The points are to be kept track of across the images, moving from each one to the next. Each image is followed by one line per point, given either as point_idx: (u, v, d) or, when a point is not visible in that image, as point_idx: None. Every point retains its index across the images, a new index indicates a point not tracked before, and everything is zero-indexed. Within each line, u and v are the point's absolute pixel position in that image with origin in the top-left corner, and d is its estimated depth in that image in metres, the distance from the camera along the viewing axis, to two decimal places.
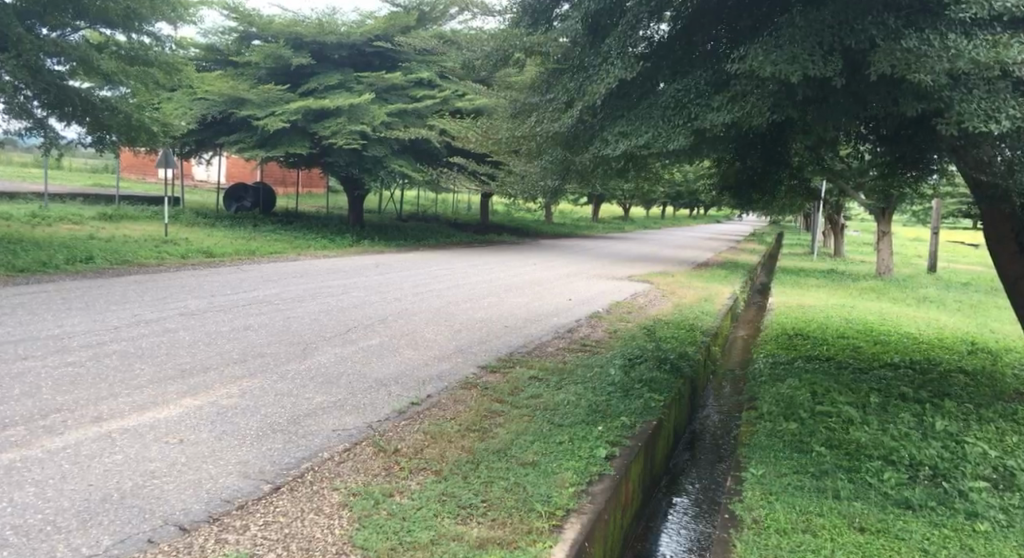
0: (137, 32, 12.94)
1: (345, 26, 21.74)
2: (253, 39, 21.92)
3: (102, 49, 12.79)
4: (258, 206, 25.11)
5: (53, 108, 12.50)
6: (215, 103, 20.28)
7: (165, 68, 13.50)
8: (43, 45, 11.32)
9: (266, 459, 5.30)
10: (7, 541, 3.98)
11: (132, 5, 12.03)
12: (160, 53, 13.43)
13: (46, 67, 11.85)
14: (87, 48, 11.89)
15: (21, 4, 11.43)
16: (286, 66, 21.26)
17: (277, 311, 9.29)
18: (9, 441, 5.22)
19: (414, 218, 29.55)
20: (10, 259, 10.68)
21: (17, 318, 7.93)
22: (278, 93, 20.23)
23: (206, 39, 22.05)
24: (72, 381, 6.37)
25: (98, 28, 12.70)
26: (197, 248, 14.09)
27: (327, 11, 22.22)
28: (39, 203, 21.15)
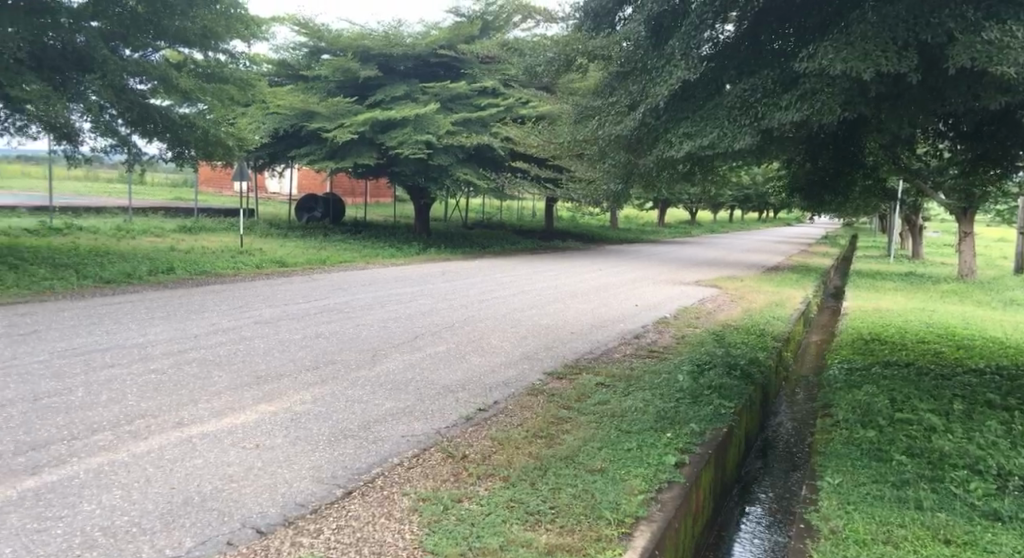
0: (213, 50, 13.32)
1: (410, 37, 22.07)
2: (322, 53, 22.61)
3: (181, 67, 13.22)
4: (327, 217, 25.74)
5: (136, 125, 13.01)
6: (286, 117, 20.91)
7: (239, 84, 13.84)
8: (126, 67, 11.72)
9: (339, 464, 5.41)
10: (97, 542, 4.16)
11: (207, 24, 12.39)
12: (234, 70, 13.85)
13: (129, 87, 12.27)
14: (166, 68, 12.34)
15: (104, 26, 11.78)
16: (353, 78, 21.71)
17: (347, 318, 9.50)
18: (98, 446, 5.48)
19: (480, 225, 29.85)
20: (99, 271, 11.19)
21: (102, 326, 8.28)
22: (346, 105, 20.72)
23: (277, 54, 22.72)
24: (155, 387, 6.64)
25: (176, 48, 13.10)
26: (271, 258, 14.50)
27: (393, 23, 22.62)
28: (124, 217, 22.27)
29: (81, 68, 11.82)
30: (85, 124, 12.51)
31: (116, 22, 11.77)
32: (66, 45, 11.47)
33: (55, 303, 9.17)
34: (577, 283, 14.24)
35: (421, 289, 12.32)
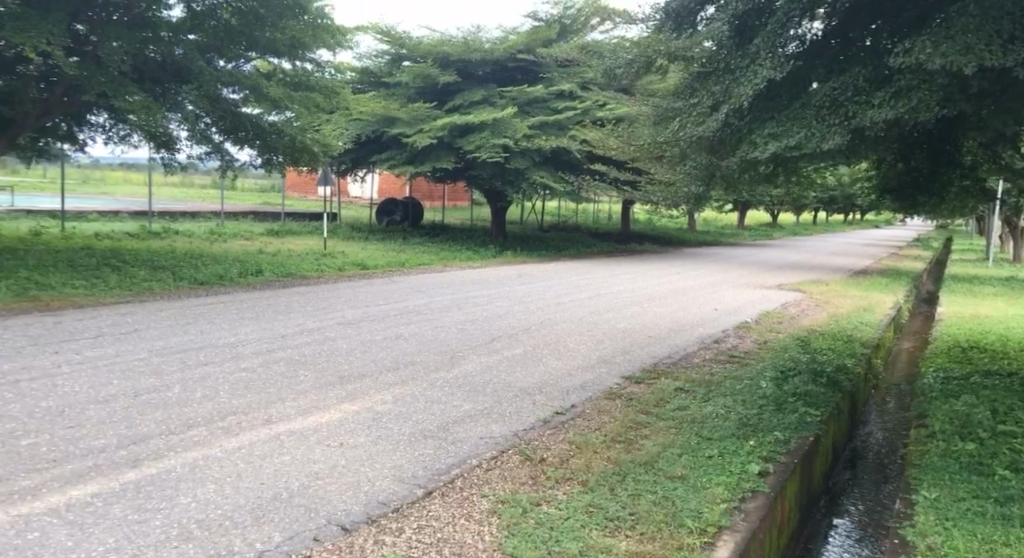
0: (301, 60, 13.75)
1: (489, 42, 22.39)
2: (404, 60, 22.98)
3: (271, 77, 13.74)
4: (407, 220, 26.19)
5: (229, 133, 13.65)
6: (368, 123, 21.44)
7: (325, 92, 14.25)
8: (219, 77, 12.15)
9: (419, 464, 5.49)
10: (193, 534, 4.33)
11: (295, 35, 12.75)
12: (320, 79, 14.23)
13: (222, 97, 12.71)
14: (257, 78, 12.76)
15: (201, 38, 12.26)
16: (432, 84, 22.04)
17: (426, 320, 9.64)
18: (192, 441, 5.72)
19: (557, 228, 29.91)
20: (194, 273, 11.72)
21: (197, 326, 8.64)
22: (426, 111, 21.08)
23: (360, 62, 23.28)
24: (246, 385, 6.88)
25: (268, 58, 13.59)
26: (353, 261, 14.87)
27: (472, 29, 22.90)
28: (216, 221, 23.25)
29: (178, 79, 12.21)
30: (181, 132, 13.09)
31: (211, 34, 12.27)
32: (164, 55, 11.88)
33: (154, 303, 9.61)
34: (655, 287, 14.08)
35: (497, 291, 12.40)
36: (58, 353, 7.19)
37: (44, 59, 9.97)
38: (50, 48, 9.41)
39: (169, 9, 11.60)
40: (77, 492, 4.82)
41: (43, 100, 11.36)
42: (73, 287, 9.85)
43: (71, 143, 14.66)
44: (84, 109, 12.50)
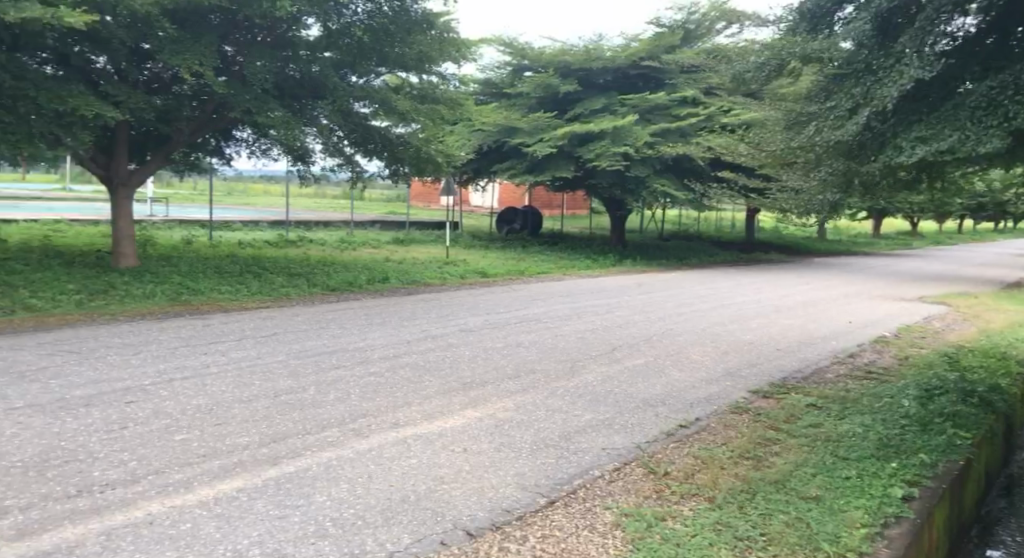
0: (426, 74, 13.67)
1: (611, 50, 22.32)
2: (525, 71, 23.23)
3: (398, 91, 13.73)
4: (526, 229, 26.50)
5: (359, 145, 14.35)
6: (490, 134, 21.95)
7: (450, 105, 14.14)
8: (351, 92, 12.48)
9: (541, 473, 5.48)
10: (328, 532, 4.47)
11: (423, 49, 12.92)
12: (445, 91, 14.21)
13: (354, 110, 13.11)
14: (387, 92, 12.99)
15: (336, 56, 12.49)
16: (554, 93, 22.20)
17: (546, 328, 9.67)
18: (326, 441, 5.95)
19: (679, 237, 29.49)
20: (326, 279, 12.27)
21: (329, 330, 9.01)
22: (547, 120, 21.31)
23: (483, 75, 23.75)
24: (375, 389, 7.09)
25: (397, 73, 13.65)
26: (475, 269, 15.15)
27: (594, 38, 23.03)
28: (345, 231, 24.35)
29: (314, 94, 12.72)
30: (316, 145, 13.83)
31: (345, 51, 12.47)
32: (302, 73, 12.31)
33: (291, 308, 10.10)
34: (783, 298, 13.55)
35: (616, 300, 12.30)
36: (207, 354, 7.66)
37: (194, 79, 10.72)
38: (201, 68, 10.10)
39: (307, 28, 11.88)
40: (223, 486, 5.09)
41: (197, 116, 12.04)
42: (219, 292, 10.51)
43: (218, 158, 15.68)
44: (228, 125, 13.32)
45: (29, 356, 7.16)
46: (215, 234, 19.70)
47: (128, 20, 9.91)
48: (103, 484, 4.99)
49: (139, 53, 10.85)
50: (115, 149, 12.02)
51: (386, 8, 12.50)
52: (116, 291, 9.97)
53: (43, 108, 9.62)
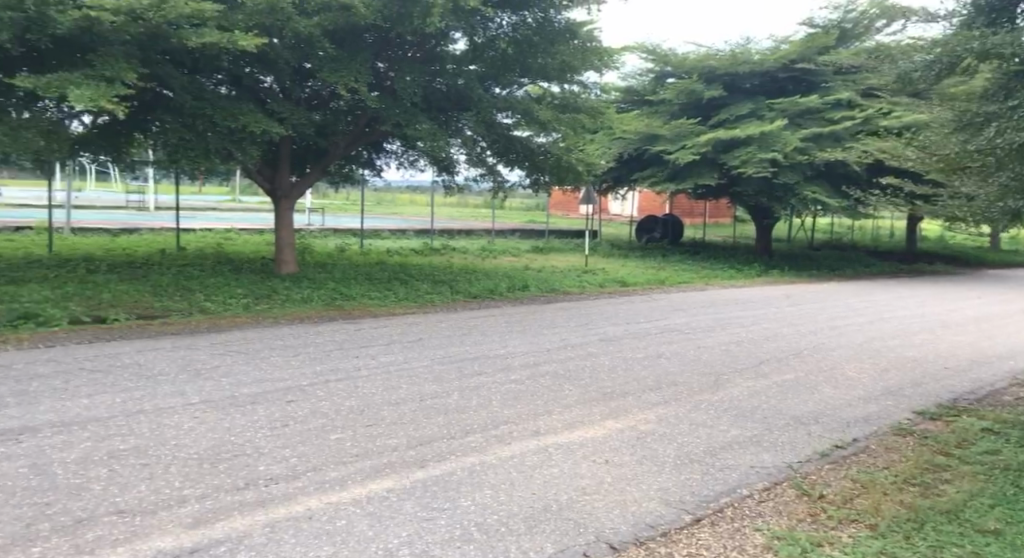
0: (568, 83, 13.60)
1: (759, 53, 21.93)
2: (669, 77, 23.33)
3: (541, 101, 13.73)
4: (666, 238, 26.28)
5: (500, 155, 14.57)
6: (631, 142, 22.12)
7: (591, 113, 13.97)
8: (495, 104, 12.69)
9: (686, 489, 5.32)
10: (474, 536, 4.48)
11: (565, 59, 12.80)
12: (587, 99, 13.99)
13: (497, 121, 13.27)
14: (530, 103, 13.12)
15: (481, 68, 12.77)
16: (697, 99, 22.03)
17: (688, 340, 9.45)
18: (470, 446, 6.06)
19: (831, 247, 28.18)
20: (468, 286, 12.60)
21: (471, 337, 9.19)
22: (690, 127, 21.20)
23: (624, 83, 23.74)
24: (516, 396, 7.16)
25: (539, 83, 13.58)
26: (614, 278, 15.10)
27: (742, 42, 22.74)
28: (485, 239, 24.96)
29: (459, 106, 13.10)
30: (460, 156, 14.26)
31: (489, 64, 12.69)
32: (448, 86, 12.61)
33: (435, 314, 10.40)
34: (949, 312, 12.58)
35: (762, 312, 11.86)
36: (358, 358, 8.01)
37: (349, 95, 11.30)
38: (357, 84, 10.63)
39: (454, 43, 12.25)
40: (374, 486, 5.26)
41: (352, 130, 12.66)
42: (368, 297, 10.99)
43: (368, 170, 16.45)
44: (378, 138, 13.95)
45: (203, 355, 7.76)
46: (365, 243, 20.74)
47: (293, 42, 10.55)
48: (268, 479, 5.28)
49: (301, 72, 11.50)
50: (278, 163, 12.88)
51: (531, 20, 12.57)
52: (277, 295, 10.66)
53: (217, 126, 10.43)
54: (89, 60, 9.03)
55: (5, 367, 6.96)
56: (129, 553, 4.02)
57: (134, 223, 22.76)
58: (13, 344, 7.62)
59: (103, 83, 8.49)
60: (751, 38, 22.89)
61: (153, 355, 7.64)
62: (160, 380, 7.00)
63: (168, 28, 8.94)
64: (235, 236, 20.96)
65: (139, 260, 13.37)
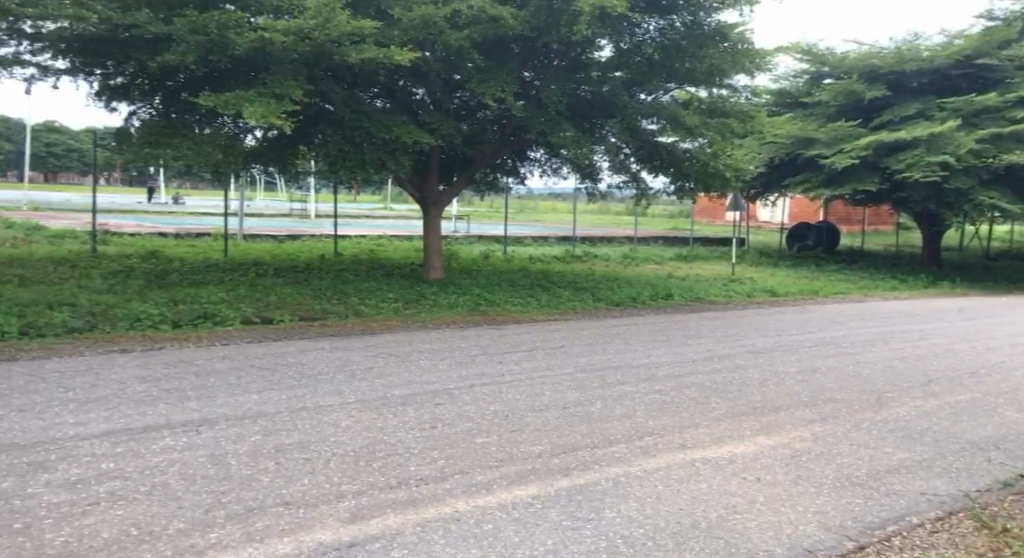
0: (717, 87, 13.47)
1: (928, 50, 21.16)
2: (825, 78, 22.96)
3: (687, 106, 13.64)
4: (821, 246, 25.58)
5: (644, 162, 14.79)
6: (783, 146, 21.71)
7: (740, 117, 13.76)
8: (641, 110, 12.53)
9: (847, 513, 4.95)
10: (622, 550, 4.27)
11: (714, 62, 12.48)
12: (736, 103, 13.83)
13: (642, 127, 13.21)
14: (676, 108, 12.92)
15: (627, 74, 12.47)
16: (857, 100, 21.44)
17: (846, 354, 8.95)
18: (614, 456, 5.97)
19: (1010, 257, 26.04)
20: (611, 294, 12.57)
21: (615, 345, 9.11)
22: (850, 130, 20.58)
23: (777, 84, 23.82)
24: (661, 407, 7.03)
25: (686, 88, 13.45)
26: (762, 288, 14.68)
27: (909, 39, 22.10)
28: (627, 247, 24.84)
29: (605, 113, 12.97)
30: (603, 162, 14.18)
31: (635, 71, 12.43)
32: (593, 93, 12.59)
33: (578, 321, 10.42)
34: None
35: (929, 326, 11.06)
36: (503, 363, 8.14)
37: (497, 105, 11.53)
38: (504, 94, 10.85)
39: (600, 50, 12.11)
40: (519, 492, 5.24)
41: (498, 139, 12.92)
42: (511, 303, 11.18)
43: (513, 178, 16.73)
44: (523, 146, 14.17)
45: (358, 357, 8.14)
46: (508, 249, 21.16)
47: (444, 54, 10.85)
48: (418, 479, 5.40)
49: (451, 84, 11.73)
50: (428, 172, 13.41)
51: (679, 24, 12.32)
52: (425, 301, 11.03)
53: (372, 137, 10.92)
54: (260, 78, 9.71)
55: (187, 362, 7.58)
56: (295, 545, 4.15)
57: (292, 229, 24.38)
58: (194, 341, 8.31)
59: (274, 99, 9.11)
60: (921, 35, 22.15)
61: (314, 355, 8.09)
62: (320, 379, 7.40)
63: (331, 46, 9.44)
64: (385, 241, 21.99)
65: (302, 265, 14.26)
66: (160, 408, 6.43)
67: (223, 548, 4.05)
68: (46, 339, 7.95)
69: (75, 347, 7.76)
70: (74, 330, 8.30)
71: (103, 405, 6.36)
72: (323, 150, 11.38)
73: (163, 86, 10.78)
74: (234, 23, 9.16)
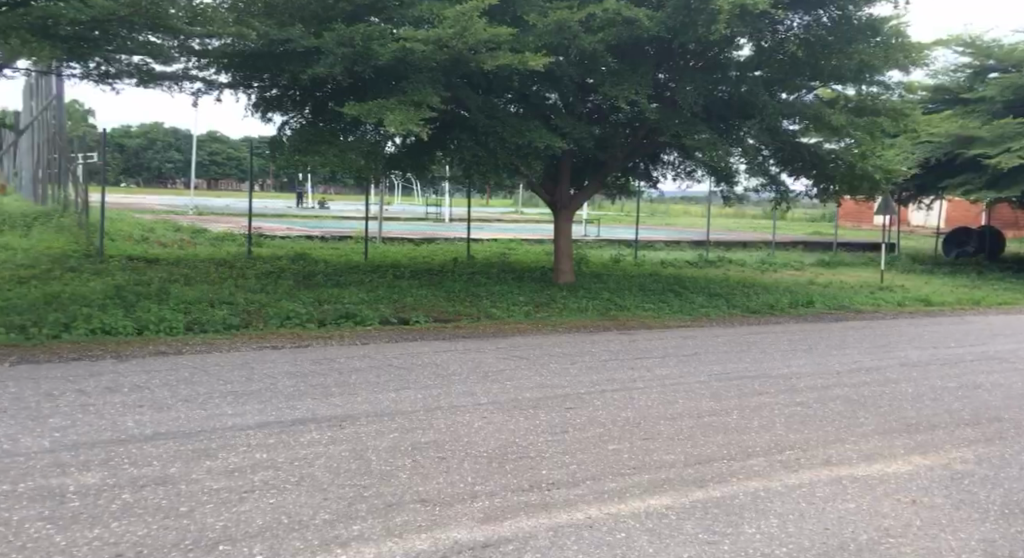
0: (866, 85, 12.93)
1: None
2: (989, 72, 21.51)
3: (833, 104, 13.14)
4: (982, 252, 23.84)
5: (785, 163, 14.48)
6: (938, 145, 20.49)
7: (892, 116, 13.13)
8: (782, 109, 12.13)
9: (1020, 544, 4.45)
10: None
11: (864, 59, 11.79)
12: (888, 101, 13.10)
13: (782, 128, 12.91)
14: (820, 106, 12.44)
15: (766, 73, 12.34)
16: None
17: (1013, 370, 8.23)
18: (753, 470, 5.66)
19: None
20: (746, 301, 12.21)
21: (752, 353, 8.81)
22: (1017, 127, 19.18)
23: (935, 80, 22.40)
24: (803, 420, 6.71)
25: (831, 86, 13.05)
26: (914, 297, 13.86)
27: None
28: (762, 253, 24.04)
29: (743, 114, 12.64)
30: (740, 167, 13.76)
31: (775, 68, 12.27)
32: (731, 93, 12.39)
33: (713, 328, 10.16)
34: None
35: None
36: (634, 369, 8.03)
37: (630, 108, 11.44)
38: (637, 96, 10.80)
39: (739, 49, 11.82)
40: (653, 502, 5.01)
41: (630, 142, 12.91)
42: (643, 309, 11.07)
43: (644, 182, 16.53)
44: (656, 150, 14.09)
45: (491, 358, 8.27)
46: (638, 253, 20.98)
47: (578, 58, 10.95)
48: (551, 483, 5.31)
49: (585, 88, 11.79)
50: (560, 177, 13.54)
51: (826, 20, 11.82)
52: (555, 304, 11.10)
53: (505, 142, 11.08)
54: (401, 87, 10.06)
55: (331, 359, 7.95)
56: (430, 541, 4.21)
57: (424, 233, 25.23)
58: (337, 339, 8.70)
59: (413, 107, 9.47)
60: None
61: (448, 356, 8.28)
62: (454, 380, 7.56)
63: (468, 54, 9.68)
64: (513, 245, 22.36)
65: (436, 267, 14.70)
66: (308, 403, 6.76)
67: (364, 541, 4.16)
68: (206, 334, 8.56)
69: (232, 342, 8.31)
70: (231, 327, 8.90)
71: (258, 398, 6.77)
72: (457, 156, 11.63)
73: (312, 96, 11.40)
74: (379, 34, 9.66)
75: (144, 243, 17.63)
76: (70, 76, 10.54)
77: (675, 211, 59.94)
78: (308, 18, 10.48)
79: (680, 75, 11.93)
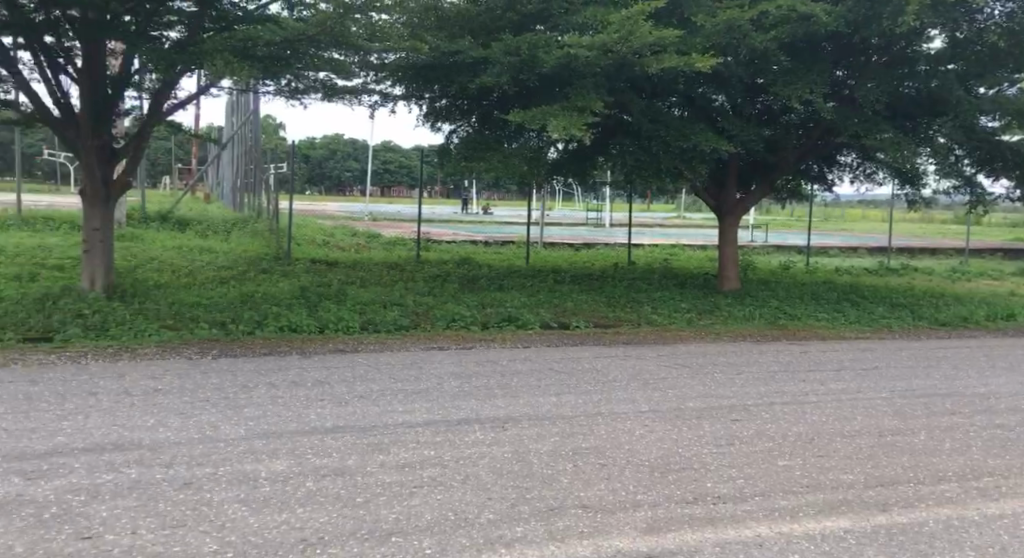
0: None
1: None
2: None
3: None
4: None
5: (983, 164, 13.33)
6: None
7: None
8: (979, 105, 11.28)
9: None
10: None
11: None
12: None
13: (978, 125, 12.02)
14: None
15: (961, 66, 11.43)
16: None
17: None
18: (946, 496, 5.12)
19: None
20: (934, 312, 11.30)
21: (942, 370, 8.12)
22: None
23: None
24: (1003, 445, 6.08)
25: None
26: None
27: None
28: (953, 262, 22.19)
29: (933, 111, 11.83)
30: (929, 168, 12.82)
31: (972, 60, 11.33)
32: (920, 89, 11.52)
33: (895, 341, 9.48)
34: None
35: None
36: (805, 382, 7.63)
37: (804, 108, 10.97)
38: (812, 95, 10.33)
39: (929, 41, 11.03)
40: (829, 524, 4.63)
41: (804, 143, 12.42)
42: (817, 319, 10.52)
43: (818, 185, 15.80)
44: (833, 151, 13.45)
45: (652, 365, 8.15)
46: (811, 260, 20.01)
47: (747, 58, 10.61)
48: (717, 497, 5.06)
49: (754, 89, 11.40)
50: (727, 181, 13.21)
51: None
52: (718, 312, 10.77)
53: (669, 145, 10.91)
54: (565, 93, 10.18)
55: (494, 362, 8.13)
56: (593, 548, 4.14)
57: (582, 238, 25.37)
58: (499, 342, 8.89)
59: (578, 113, 9.54)
60: None
61: (608, 362, 8.24)
62: (614, 386, 7.51)
63: (633, 58, 9.61)
64: (676, 250, 22.00)
65: (596, 273, 14.74)
66: (472, 403, 6.94)
67: (528, 543, 4.17)
68: (378, 333, 9.03)
69: (402, 342, 8.70)
70: (401, 327, 9.32)
71: (425, 397, 7.02)
72: (619, 162, 11.59)
73: (479, 106, 11.75)
74: (545, 43, 9.83)
75: (326, 247, 18.91)
76: (265, 93, 11.46)
77: (850, 216, 56.82)
78: (477, 30, 10.87)
79: (861, 71, 11.31)
